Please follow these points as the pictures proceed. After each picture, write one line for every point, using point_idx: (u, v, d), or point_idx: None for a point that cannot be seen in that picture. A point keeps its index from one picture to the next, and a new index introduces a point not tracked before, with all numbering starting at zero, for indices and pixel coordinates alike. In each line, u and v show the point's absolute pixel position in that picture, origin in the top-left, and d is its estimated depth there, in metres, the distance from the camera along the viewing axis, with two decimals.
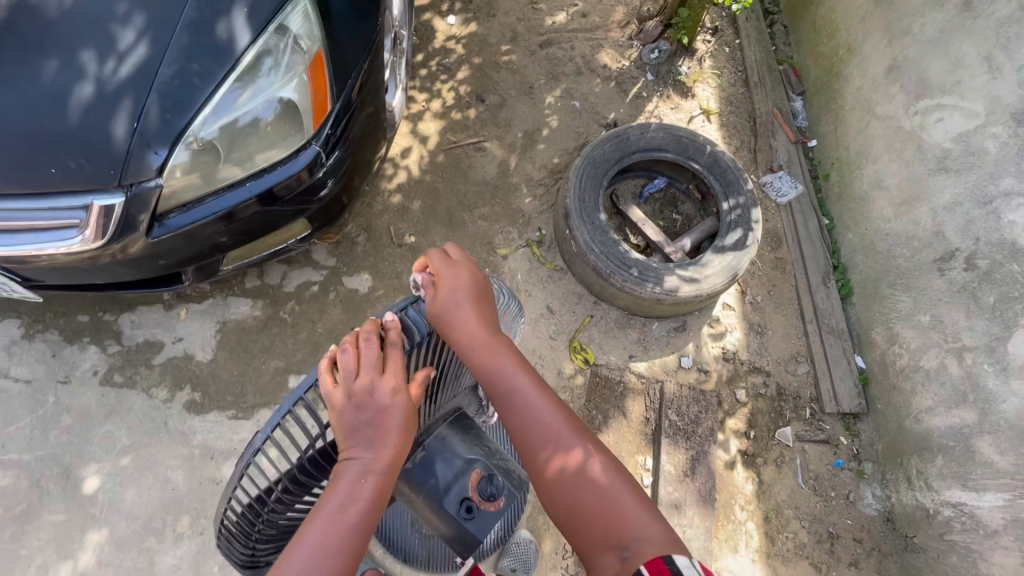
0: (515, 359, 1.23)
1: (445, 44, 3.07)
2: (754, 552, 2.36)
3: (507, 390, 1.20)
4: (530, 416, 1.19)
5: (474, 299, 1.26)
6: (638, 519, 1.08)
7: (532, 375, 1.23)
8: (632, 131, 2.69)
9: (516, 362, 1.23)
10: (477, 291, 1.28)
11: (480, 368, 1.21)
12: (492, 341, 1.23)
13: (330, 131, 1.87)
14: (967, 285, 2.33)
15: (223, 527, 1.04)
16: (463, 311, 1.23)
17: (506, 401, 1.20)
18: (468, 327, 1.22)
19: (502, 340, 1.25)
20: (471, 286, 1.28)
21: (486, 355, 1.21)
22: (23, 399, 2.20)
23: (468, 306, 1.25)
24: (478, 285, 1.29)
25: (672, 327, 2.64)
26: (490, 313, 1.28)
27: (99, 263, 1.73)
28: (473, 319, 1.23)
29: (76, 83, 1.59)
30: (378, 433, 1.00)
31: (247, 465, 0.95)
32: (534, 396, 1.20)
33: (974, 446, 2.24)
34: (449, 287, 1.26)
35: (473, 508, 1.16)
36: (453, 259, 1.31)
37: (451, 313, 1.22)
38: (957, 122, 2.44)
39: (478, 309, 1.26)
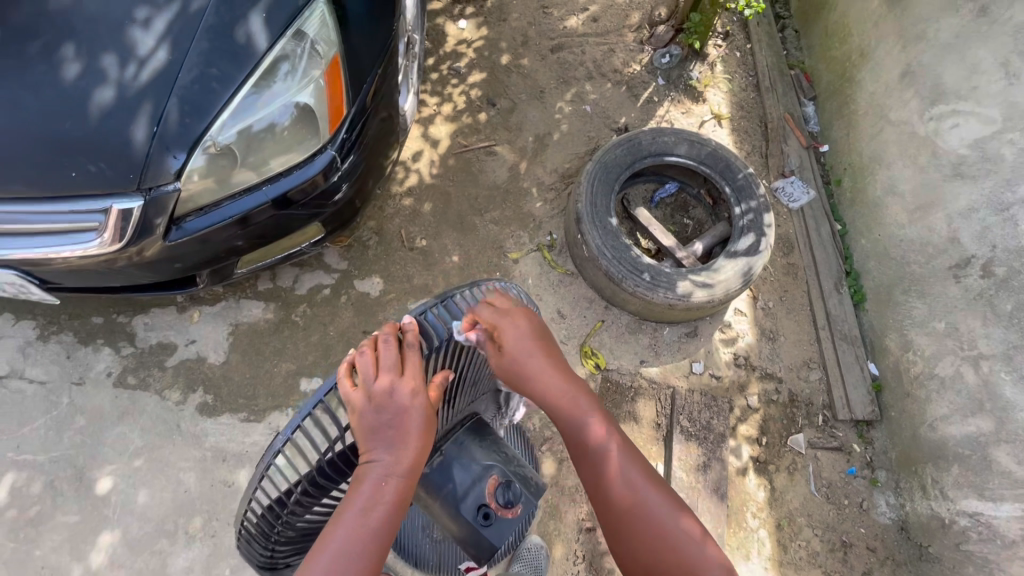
0: (590, 403, 1.23)
1: (456, 48, 3.08)
2: (767, 560, 2.33)
3: (583, 437, 1.21)
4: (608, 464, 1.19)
5: (543, 343, 1.20)
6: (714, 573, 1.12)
7: (607, 421, 1.23)
8: (644, 136, 2.68)
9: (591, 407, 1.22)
10: (542, 335, 1.21)
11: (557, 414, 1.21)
12: (567, 388, 1.20)
13: (345, 135, 1.88)
14: (984, 292, 2.31)
15: (244, 527, 1.05)
16: (535, 361, 1.18)
17: (583, 447, 1.21)
18: (545, 378, 1.18)
19: (578, 384, 1.23)
20: (536, 329, 1.21)
21: (564, 402, 1.20)
22: (37, 400, 2.22)
23: (539, 355, 1.19)
24: (538, 326, 1.22)
25: (683, 332, 2.63)
26: (555, 353, 1.23)
27: (116, 266, 1.73)
28: (546, 368, 1.18)
29: (96, 87, 1.60)
30: (399, 436, 0.99)
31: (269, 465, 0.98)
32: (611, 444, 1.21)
33: (991, 455, 2.22)
34: (516, 338, 1.17)
35: (490, 515, 1.14)
36: (504, 308, 1.20)
37: (525, 366, 1.17)
38: (973, 128, 2.42)
39: (549, 355, 1.20)
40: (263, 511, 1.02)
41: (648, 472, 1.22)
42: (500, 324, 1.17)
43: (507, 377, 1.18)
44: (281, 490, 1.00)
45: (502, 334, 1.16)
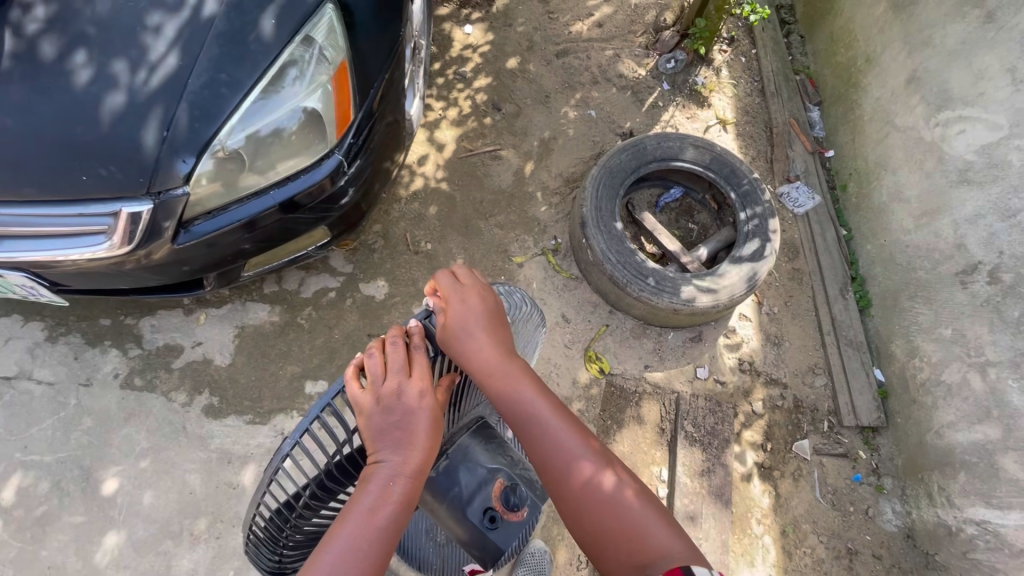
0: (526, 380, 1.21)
1: (461, 53, 3.09)
2: (772, 567, 2.32)
3: (525, 413, 1.19)
4: (549, 438, 1.18)
5: (488, 323, 1.22)
6: (656, 533, 1.10)
7: (548, 396, 1.23)
8: (649, 141, 2.69)
9: (531, 382, 1.21)
10: (488, 316, 1.23)
11: (498, 393, 1.18)
12: (507, 365, 1.20)
13: (352, 140, 1.90)
14: (990, 299, 2.30)
15: (251, 533, 1.06)
16: (476, 338, 1.19)
17: (524, 425, 1.19)
18: (484, 356, 1.18)
19: (515, 361, 1.22)
20: (483, 311, 1.23)
21: (503, 379, 1.18)
22: (45, 401, 2.23)
23: (481, 333, 1.20)
24: (488, 308, 1.24)
25: (688, 337, 2.63)
26: (502, 334, 1.24)
27: (124, 269, 1.75)
28: (485, 344, 1.19)
29: (108, 92, 1.62)
30: (406, 437, 1.00)
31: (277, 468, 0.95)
32: (551, 418, 1.20)
33: (998, 462, 2.21)
34: (460, 317, 1.20)
35: (496, 518, 1.16)
36: (462, 283, 1.26)
37: (467, 344, 1.17)
38: (980, 134, 2.41)
39: (491, 334, 1.21)
40: (272, 515, 1.04)
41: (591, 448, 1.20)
42: (449, 303, 1.22)
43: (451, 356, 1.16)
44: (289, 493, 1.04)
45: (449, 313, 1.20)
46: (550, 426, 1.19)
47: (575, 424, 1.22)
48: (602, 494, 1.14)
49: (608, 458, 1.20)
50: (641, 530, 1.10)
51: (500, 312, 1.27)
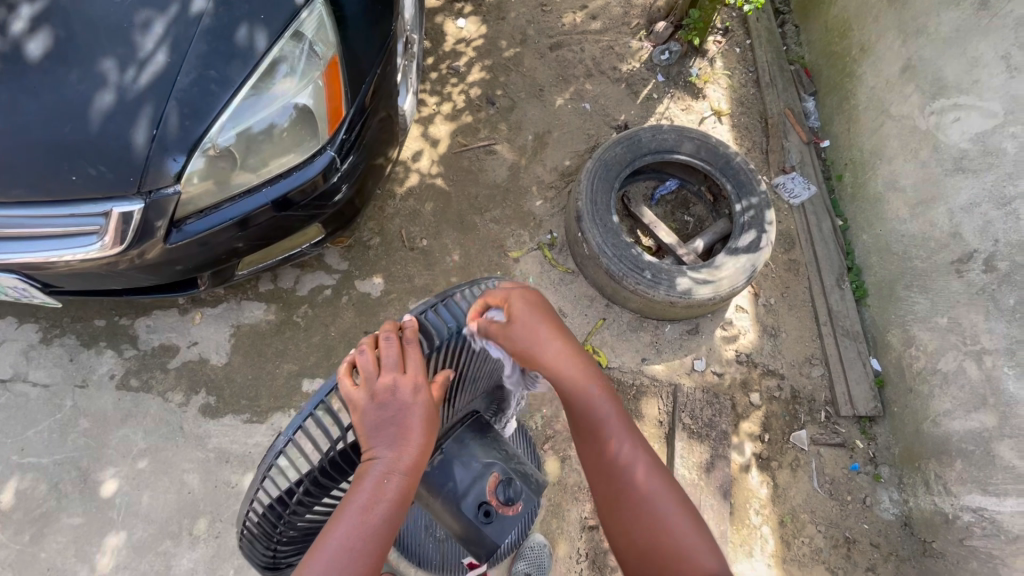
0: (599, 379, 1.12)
1: (455, 46, 3.07)
2: (770, 557, 2.33)
3: (587, 413, 1.10)
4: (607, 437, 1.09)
5: (546, 317, 1.16)
6: (712, 568, 0.96)
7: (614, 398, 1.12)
8: (643, 133, 2.67)
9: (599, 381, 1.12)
10: (547, 312, 1.17)
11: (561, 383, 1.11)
12: (577, 360, 1.12)
13: (344, 136, 1.89)
14: (986, 287, 2.31)
15: (245, 528, 1.08)
16: (538, 330, 1.12)
17: (585, 420, 1.11)
18: (547, 346, 1.11)
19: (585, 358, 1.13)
20: (538, 303, 1.18)
21: (571, 370, 1.10)
22: (41, 403, 2.22)
23: (546, 328, 1.13)
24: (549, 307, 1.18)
25: (685, 329, 2.63)
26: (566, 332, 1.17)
27: (117, 269, 1.74)
28: (549, 339, 1.12)
29: (97, 91, 1.60)
30: (401, 432, 0.98)
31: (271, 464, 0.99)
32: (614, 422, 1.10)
33: (994, 450, 2.22)
34: (522, 312, 1.14)
35: (491, 512, 1.15)
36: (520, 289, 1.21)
37: (528, 340, 1.11)
38: (975, 121, 2.41)
39: (551, 326, 1.15)
40: (264, 511, 1.05)
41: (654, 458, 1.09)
42: (507, 300, 1.18)
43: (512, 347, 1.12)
44: (282, 490, 1.04)
45: (505, 315, 1.15)
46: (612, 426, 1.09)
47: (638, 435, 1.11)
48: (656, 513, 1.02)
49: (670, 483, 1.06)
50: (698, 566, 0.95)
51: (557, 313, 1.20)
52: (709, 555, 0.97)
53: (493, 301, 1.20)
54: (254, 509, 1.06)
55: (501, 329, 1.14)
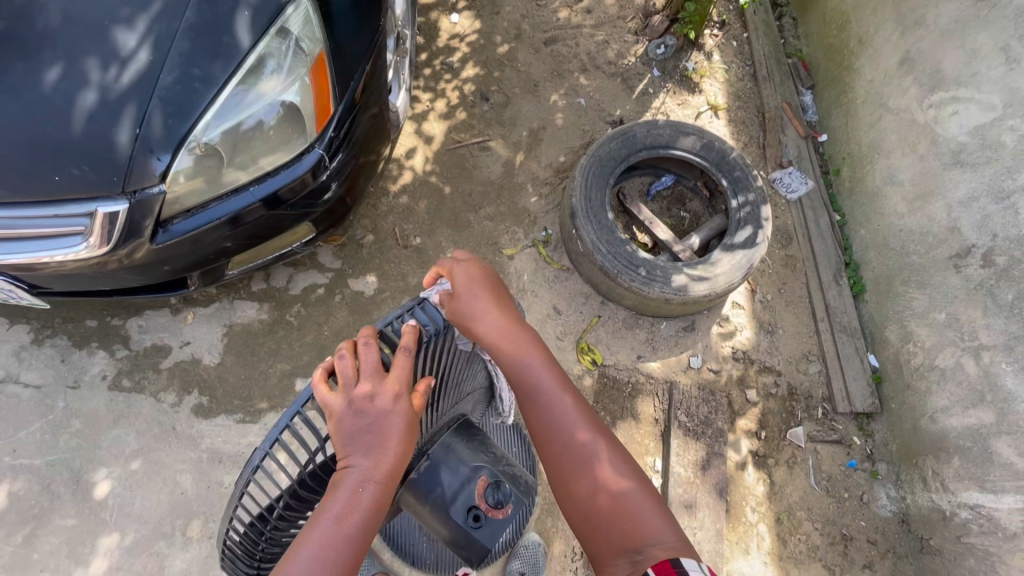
0: (538, 351, 1.25)
1: (448, 42, 3.04)
2: (766, 554, 2.32)
3: (527, 381, 1.22)
4: (549, 406, 1.20)
5: (489, 290, 1.28)
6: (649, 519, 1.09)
7: (553, 368, 1.24)
8: (638, 128, 2.65)
9: (539, 353, 1.24)
10: (491, 283, 1.30)
11: (502, 356, 1.23)
12: (515, 331, 1.25)
13: (333, 134, 1.87)
14: (984, 282, 2.28)
15: (228, 547, 1.06)
16: (481, 303, 1.25)
17: (528, 391, 1.22)
18: (489, 319, 1.24)
19: (526, 333, 1.26)
20: (486, 278, 1.30)
21: (511, 343, 1.23)
22: (33, 404, 2.22)
23: (489, 301, 1.26)
24: (492, 280, 1.31)
25: (681, 326, 2.61)
26: (509, 305, 1.30)
27: (105, 270, 1.73)
28: (492, 313, 1.25)
29: (79, 90, 1.59)
30: (377, 440, 0.99)
31: (249, 480, 0.97)
32: (553, 389, 1.22)
33: (992, 447, 2.20)
34: (466, 284, 1.27)
35: (481, 517, 1.14)
36: (464, 260, 1.33)
37: (473, 309, 1.24)
38: (973, 114, 2.39)
39: (495, 300, 1.27)
40: (245, 530, 1.06)
41: (595, 421, 1.21)
42: (453, 270, 1.30)
43: (456, 315, 1.24)
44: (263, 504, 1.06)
45: (456, 287, 1.27)
46: (553, 396, 1.21)
47: (579, 399, 1.23)
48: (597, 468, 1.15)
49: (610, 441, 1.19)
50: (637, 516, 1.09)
51: (504, 287, 1.33)
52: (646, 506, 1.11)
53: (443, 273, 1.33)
54: (234, 530, 1.06)
55: (449, 298, 1.26)
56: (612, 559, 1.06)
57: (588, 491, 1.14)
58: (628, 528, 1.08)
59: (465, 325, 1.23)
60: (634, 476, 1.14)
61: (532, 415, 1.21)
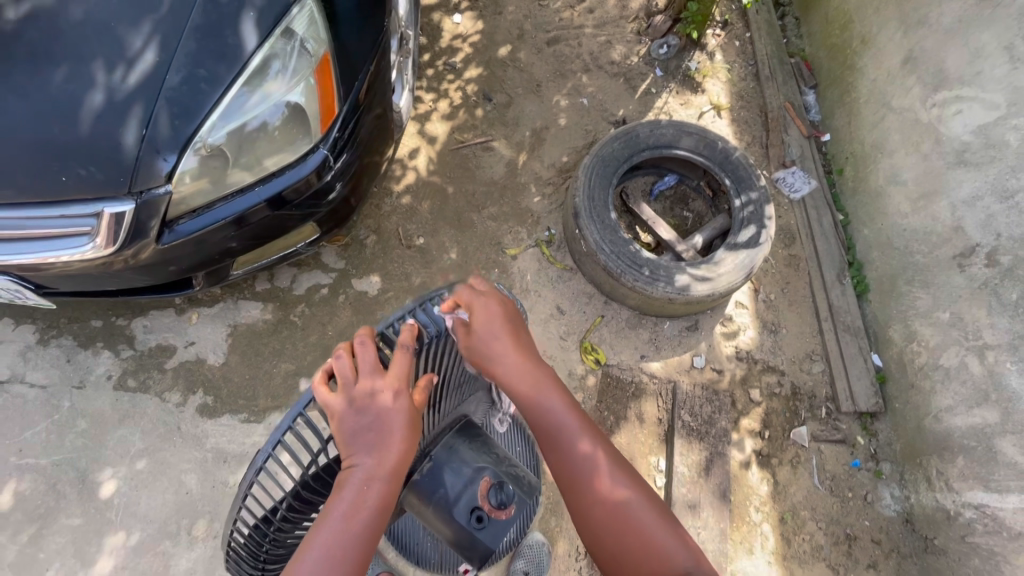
0: (556, 390, 1.25)
1: (451, 43, 3.05)
2: (770, 554, 2.31)
3: (548, 421, 1.22)
4: (570, 446, 1.21)
5: (507, 325, 1.25)
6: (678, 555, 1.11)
7: (572, 406, 1.25)
8: (641, 129, 2.65)
9: (557, 392, 1.25)
10: (509, 319, 1.26)
11: (521, 396, 1.23)
12: (534, 368, 1.24)
13: (338, 134, 1.87)
14: (988, 281, 2.28)
15: (232, 550, 1.08)
16: (498, 341, 1.23)
17: (548, 432, 1.22)
18: (508, 358, 1.22)
19: (543, 370, 1.26)
20: (502, 313, 1.26)
21: (529, 381, 1.23)
22: (38, 404, 2.23)
23: (506, 338, 1.24)
24: (510, 312, 1.27)
25: (684, 326, 2.61)
26: (525, 339, 1.29)
27: (111, 270, 1.73)
28: (510, 350, 1.23)
29: (86, 92, 1.59)
30: (380, 438, 1.00)
31: (252, 481, 0.98)
32: (574, 427, 1.22)
33: (996, 446, 2.19)
34: (484, 323, 1.23)
35: (483, 518, 1.16)
36: (482, 290, 1.27)
37: (492, 347, 1.21)
38: (977, 113, 2.38)
39: (512, 335, 1.25)
40: (250, 532, 1.07)
41: (617, 458, 1.23)
42: (472, 304, 1.24)
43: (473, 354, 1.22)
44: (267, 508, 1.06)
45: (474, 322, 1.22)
46: (573, 436, 1.22)
47: (600, 438, 1.24)
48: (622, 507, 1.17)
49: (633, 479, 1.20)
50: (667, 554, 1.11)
51: (520, 318, 1.31)
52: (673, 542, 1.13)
53: (461, 303, 1.24)
54: (239, 530, 1.08)
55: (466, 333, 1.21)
56: None
57: (615, 532, 1.15)
58: (659, 568, 1.10)
59: (483, 364, 1.21)
60: (658, 512, 1.18)
61: (552, 453, 1.23)
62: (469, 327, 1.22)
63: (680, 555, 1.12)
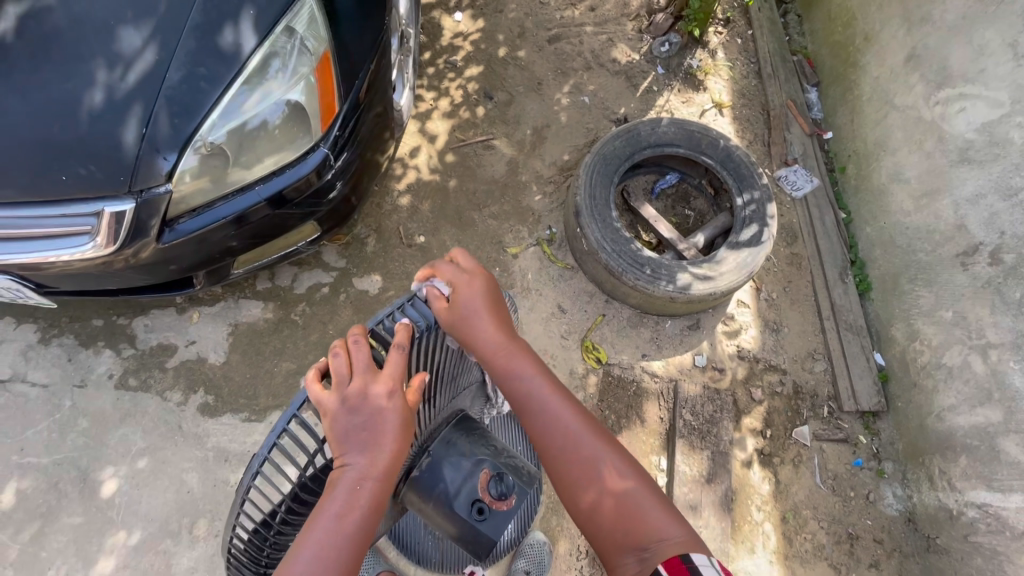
0: (532, 361, 1.28)
1: (452, 41, 3.04)
2: (772, 553, 2.31)
3: (523, 392, 1.25)
4: (547, 415, 1.23)
5: (488, 302, 1.29)
6: (656, 517, 1.12)
7: (548, 377, 1.27)
8: (643, 127, 2.64)
9: (533, 364, 1.27)
10: (490, 297, 1.31)
11: (496, 370, 1.26)
12: (506, 340, 1.27)
13: (338, 133, 1.87)
14: (991, 280, 2.27)
15: (231, 558, 1.06)
16: (479, 317, 1.26)
17: (523, 402, 1.25)
18: (487, 333, 1.25)
19: (519, 345, 1.29)
20: (484, 291, 1.31)
21: (505, 355, 1.26)
22: (40, 403, 2.23)
23: (486, 315, 1.27)
24: (492, 292, 1.32)
25: (686, 325, 2.60)
26: (504, 317, 1.32)
27: (111, 270, 1.73)
28: (488, 326, 1.26)
29: (86, 90, 1.59)
30: (373, 437, 1.00)
31: (248, 486, 0.98)
32: (548, 396, 1.25)
33: (999, 445, 2.19)
34: (465, 299, 1.27)
35: (484, 509, 1.15)
36: (466, 269, 1.33)
37: (470, 322, 1.24)
38: (981, 111, 2.37)
39: (492, 312, 1.29)
40: (249, 536, 1.06)
41: (594, 424, 1.24)
42: (452, 282, 1.29)
43: (454, 329, 1.23)
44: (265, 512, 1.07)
45: (452, 296, 1.27)
46: (550, 405, 1.24)
47: (574, 404, 1.26)
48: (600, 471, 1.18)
49: (612, 443, 1.22)
50: (644, 516, 1.12)
51: (501, 298, 1.35)
52: (651, 503, 1.14)
53: (438, 281, 1.30)
54: (239, 537, 1.07)
55: (447, 308, 1.24)
56: (621, 559, 1.09)
57: (593, 495, 1.16)
58: (637, 528, 1.11)
59: (464, 341, 1.23)
60: (636, 476, 1.17)
61: (530, 423, 1.25)
62: (451, 302, 1.25)
63: (657, 513, 1.13)
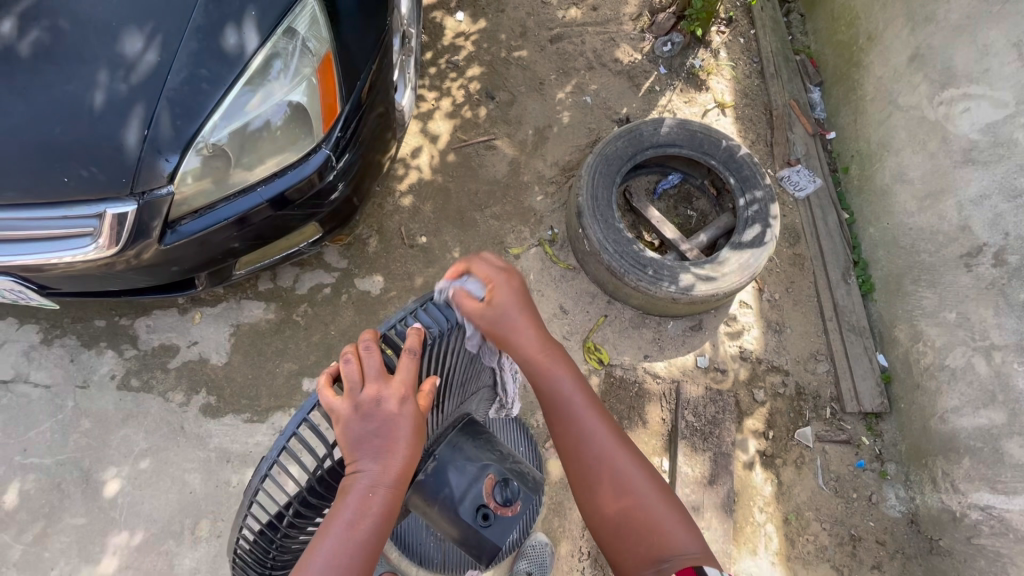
0: (567, 365, 1.24)
1: (454, 41, 3.03)
2: (774, 555, 2.31)
3: (556, 397, 1.22)
4: (577, 421, 1.22)
5: (526, 301, 1.24)
6: (675, 531, 1.14)
7: (581, 382, 1.24)
8: (645, 127, 2.63)
9: (568, 368, 1.23)
10: (526, 295, 1.24)
11: (532, 372, 1.22)
12: (543, 344, 1.22)
13: (340, 134, 1.86)
14: (995, 281, 2.26)
15: (237, 557, 1.08)
16: (517, 319, 1.21)
17: (555, 406, 1.22)
18: (524, 336, 1.21)
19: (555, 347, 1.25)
20: (521, 289, 1.24)
21: (542, 359, 1.21)
22: (43, 403, 2.23)
23: (525, 316, 1.22)
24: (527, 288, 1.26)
25: (688, 325, 2.60)
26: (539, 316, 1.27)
27: (114, 271, 1.74)
28: (526, 328, 1.21)
29: (88, 92, 1.59)
30: (386, 444, 0.99)
31: (256, 491, 0.98)
32: (582, 403, 1.22)
33: (1003, 447, 2.18)
34: (504, 298, 1.21)
35: (489, 515, 1.15)
36: (495, 266, 1.24)
37: (507, 323, 1.20)
38: (986, 111, 2.36)
39: (530, 313, 1.23)
40: (256, 537, 1.07)
41: (621, 434, 1.24)
42: (491, 279, 1.22)
43: (491, 329, 1.20)
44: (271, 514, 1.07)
45: (486, 295, 1.21)
46: (581, 412, 1.22)
47: (602, 412, 1.24)
48: (624, 481, 1.18)
49: (637, 455, 1.22)
50: (664, 530, 1.14)
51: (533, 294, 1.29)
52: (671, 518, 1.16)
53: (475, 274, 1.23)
54: (245, 537, 1.08)
55: (485, 310, 1.18)
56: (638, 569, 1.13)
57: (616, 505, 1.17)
58: (656, 540, 1.13)
59: (502, 340, 1.20)
60: (659, 490, 1.19)
61: (558, 427, 1.23)
62: (490, 302, 1.20)
63: (676, 527, 1.15)
